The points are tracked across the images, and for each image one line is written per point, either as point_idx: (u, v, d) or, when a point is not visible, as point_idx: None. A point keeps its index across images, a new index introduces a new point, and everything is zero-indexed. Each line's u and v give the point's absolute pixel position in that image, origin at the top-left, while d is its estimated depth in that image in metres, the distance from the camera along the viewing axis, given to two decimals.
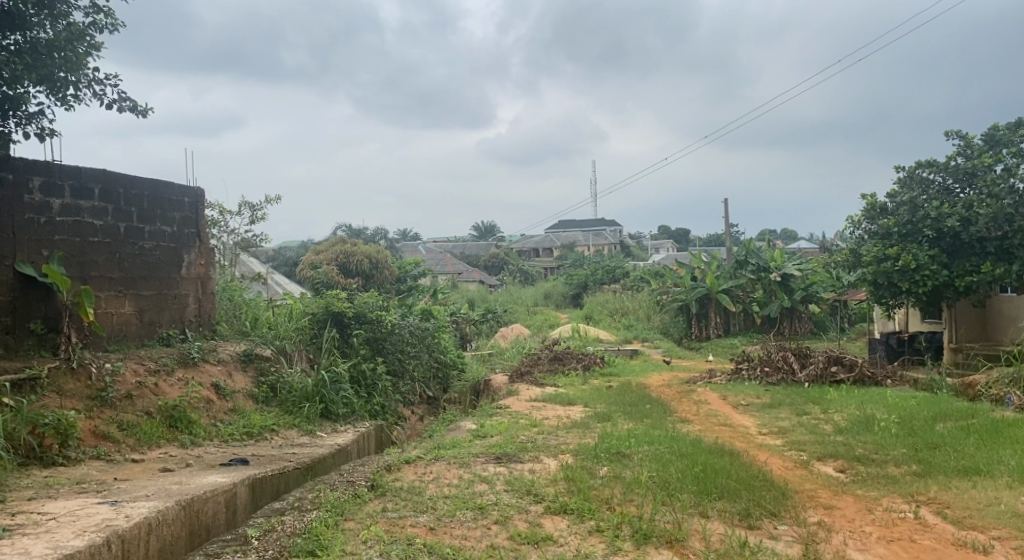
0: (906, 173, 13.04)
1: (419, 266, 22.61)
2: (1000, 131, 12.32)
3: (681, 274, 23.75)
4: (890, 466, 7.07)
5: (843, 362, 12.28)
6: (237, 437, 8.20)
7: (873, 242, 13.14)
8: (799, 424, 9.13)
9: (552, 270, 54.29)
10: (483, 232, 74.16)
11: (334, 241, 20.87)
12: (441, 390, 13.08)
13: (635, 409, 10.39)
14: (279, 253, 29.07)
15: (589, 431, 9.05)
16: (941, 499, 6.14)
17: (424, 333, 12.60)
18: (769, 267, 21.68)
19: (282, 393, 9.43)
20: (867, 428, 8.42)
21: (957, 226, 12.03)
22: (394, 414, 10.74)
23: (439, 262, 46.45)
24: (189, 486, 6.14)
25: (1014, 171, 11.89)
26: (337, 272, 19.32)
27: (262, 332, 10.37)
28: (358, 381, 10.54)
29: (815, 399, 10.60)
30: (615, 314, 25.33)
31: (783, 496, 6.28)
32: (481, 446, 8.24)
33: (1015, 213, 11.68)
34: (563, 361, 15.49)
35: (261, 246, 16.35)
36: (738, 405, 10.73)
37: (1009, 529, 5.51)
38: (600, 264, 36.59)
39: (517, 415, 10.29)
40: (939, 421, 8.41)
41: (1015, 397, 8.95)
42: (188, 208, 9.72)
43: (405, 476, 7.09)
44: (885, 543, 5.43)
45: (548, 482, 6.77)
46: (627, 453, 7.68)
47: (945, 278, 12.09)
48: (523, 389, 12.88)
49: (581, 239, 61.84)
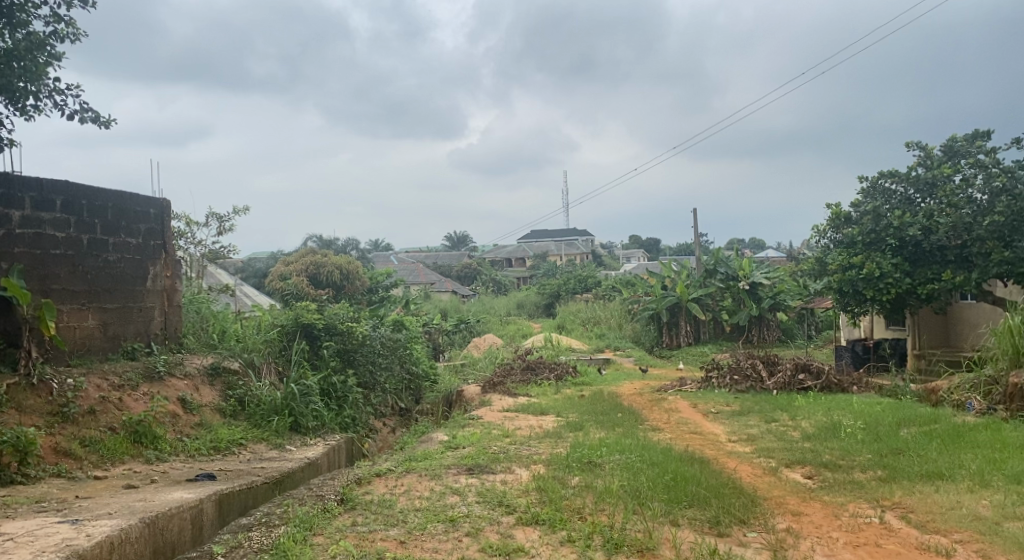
0: (869, 183, 13.31)
1: (391, 277, 22.51)
2: (958, 142, 12.61)
3: (651, 283, 24.01)
4: (856, 471, 7.18)
5: (811, 369, 12.46)
6: (204, 451, 8.09)
7: (839, 251, 13.34)
8: (768, 431, 9.23)
9: (524, 280, 54.40)
10: (456, 241, 73.89)
11: (304, 251, 20.69)
12: (413, 402, 13.05)
13: (607, 419, 10.41)
14: (248, 265, 28.71)
15: (561, 441, 9.07)
16: (906, 504, 6.23)
17: (395, 345, 12.54)
18: (737, 276, 21.92)
19: (250, 407, 9.31)
20: (834, 434, 8.53)
21: (919, 235, 12.28)
22: (365, 426, 10.66)
23: (411, 273, 46.21)
24: (153, 503, 6.03)
25: (971, 181, 12.18)
26: (306, 283, 19.17)
27: (230, 344, 10.20)
28: (327, 394, 10.44)
29: (783, 406, 10.71)
30: (587, 324, 25.44)
31: (752, 503, 6.35)
32: (453, 458, 8.20)
33: (973, 222, 11.96)
34: (535, 371, 15.50)
35: (229, 257, 16.10)
36: (709, 413, 10.82)
37: (971, 533, 5.59)
38: (572, 273, 36.77)
39: (489, 426, 10.26)
40: (903, 426, 8.58)
41: (975, 402, 9.04)
42: (153, 220, 9.58)
43: (375, 490, 7.03)
44: (852, 549, 5.51)
45: (520, 493, 6.75)
46: (598, 462, 7.70)
47: (908, 286, 12.31)
48: (495, 399, 12.85)
49: (554, 249, 62.11)
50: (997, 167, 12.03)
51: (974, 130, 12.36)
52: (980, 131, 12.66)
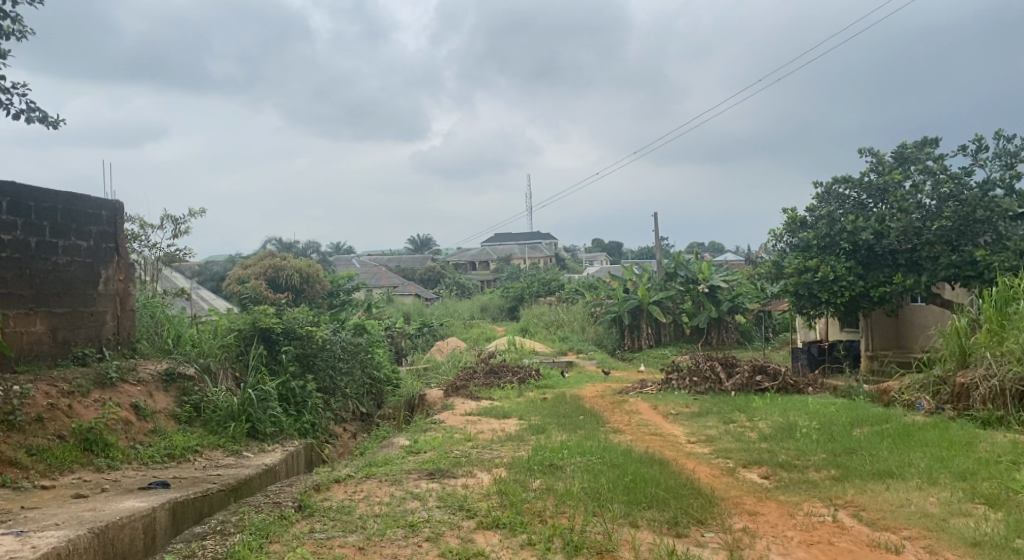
0: (824, 188, 13.58)
1: (352, 280, 22.33)
2: (908, 148, 12.93)
3: (613, 286, 24.20)
4: (811, 471, 7.31)
5: (768, 370, 12.66)
6: (158, 459, 7.93)
7: (795, 255, 13.57)
8: (726, 432, 9.36)
9: (487, 283, 54.37)
10: (419, 244, 73.56)
11: (263, 254, 20.40)
12: (374, 406, 12.96)
13: (569, 421, 10.46)
14: (206, 268, 28.20)
15: (523, 444, 9.09)
16: (858, 502, 6.37)
17: (356, 349, 12.45)
18: (697, 279, 22.20)
19: (206, 414, 9.15)
20: (790, 434, 8.68)
21: (871, 239, 12.56)
22: (325, 432, 10.54)
23: (374, 276, 45.88)
24: (103, 513, 5.90)
25: (921, 187, 12.50)
26: (265, 286, 18.88)
27: (185, 349, 10.00)
28: (286, 400, 10.31)
29: (741, 407, 10.87)
30: (550, 326, 25.51)
31: (710, 503, 6.43)
32: (414, 463, 8.15)
33: (923, 227, 12.29)
34: (498, 374, 15.49)
35: (185, 260, 15.79)
36: (669, 414, 10.93)
37: (919, 530, 5.72)
38: (535, 276, 36.90)
39: (451, 430, 10.23)
40: (855, 426, 8.76)
41: (925, 402, 9.27)
42: (105, 222, 9.36)
43: (334, 496, 6.97)
44: (806, 547, 5.61)
45: (480, 497, 6.74)
46: (560, 465, 7.73)
47: (861, 289, 12.59)
48: (457, 403, 12.82)
49: (518, 251, 62.21)
50: (945, 173, 12.37)
51: (923, 137, 12.69)
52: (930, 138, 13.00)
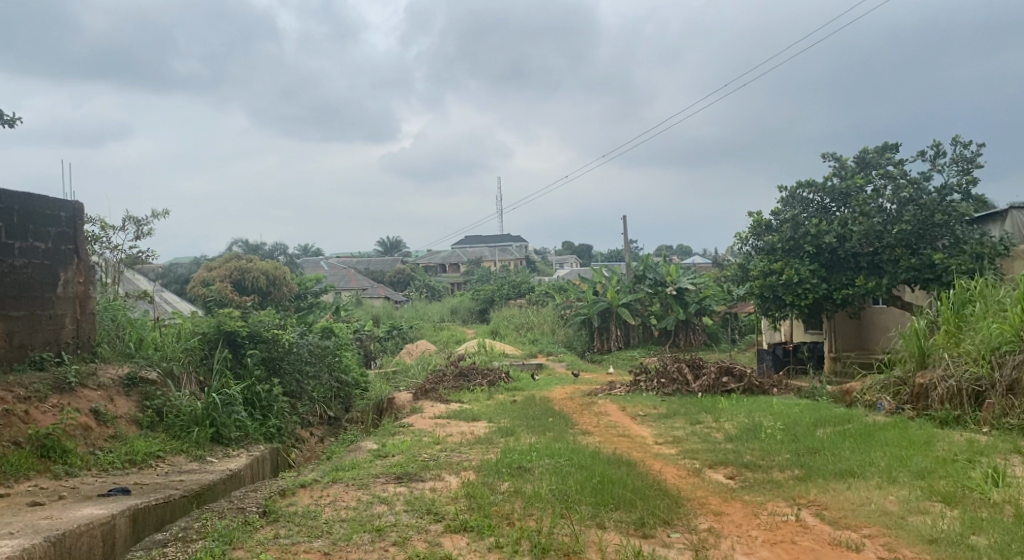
0: (788, 192, 13.78)
1: (320, 282, 22.12)
2: (870, 153, 13.18)
3: (583, 288, 24.32)
4: (775, 471, 7.40)
5: (734, 372, 12.80)
6: (118, 465, 7.79)
7: (760, 257, 13.74)
8: (692, 433, 9.45)
9: (457, 285, 54.25)
10: (388, 246, 73.02)
11: (228, 256, 20.15)
12: (343, 410, 12.85)
13: (538, 423, 10.48)
14: (170, 270, 27.75)
15: (492, 447, 9.08)
16: (820, 501, 6.46)
17: (323, 352, 12.34)
18: (665, 281, 22.40)
19: (169, 418, 9.00)
20: (754, 435, 8.79)
21: (834, 242, 12.76)
22: (291, 436, 10.43)
23: (343, 278, 45.54)
24: (60, 520, 5.78)
25: (882, 192, 12.74)
26: (230, 288, 18.48)
27: (147, 353, 9.82)
28: (251, 404, 10.18)
29: (707, 408, 10.97)
30: (520, 329, 25.52)
31: (676, 504, 6.48)
32: (381, 467, 8.10)
33: (884, 230, 12.52)
34: (467, 377, 15.46)
35: (148, 263, 15.51)
36: (637, 416, 11.01)
37: (879, 528, 5.83)
38: (506, 278, 36.92)
39: (419, 433, 10.19)
40: (818, 426, 8.89)
41: (885, 402, 9.44)
42: (64, 223, 9.19)
43: (299, 501, 6.90)
44: (769, 547, 5.68)
45: (448, 500, 6.72)
46: (528, 467, 7.73)
47: (825, 291, 12.79)
48: (426, 406, 12.77)
49: (488, 254, 62.17)
50: (905, 178, 12.62)
51: (883, 142, 12.94)
52: (890, 143, 13.25)
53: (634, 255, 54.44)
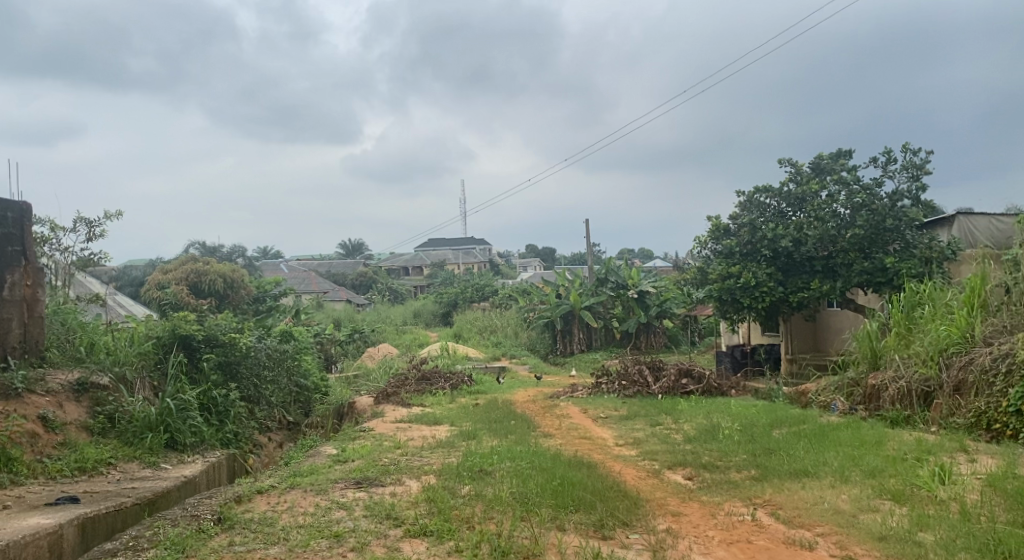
0: (746, 197, 13.98)
1: (280, 285, 21.84)
2: (824, 160, 13.45)
3: (546, 292, 24.42)
4: (732, 471, 7.50)
5: (693, 374, 12.96)
6: (67, 473, 7.60)
7: (719, 261, 13.91)
8: (652, 435, 9.53)
9: (421, 288, 53.98)
10: (351, 248, 72.47)
11: (184, 259, 19.77)
12: (302, 415, 12.70)
13: (500, 426, 10.48)
14: (125, 273, 27.15)
15: (453, 451, 9.05)
16: (775, 501, 6.56)
17: (282, 356, 12.16)
18: (627, 285, 22.57)
19: (121, 424, 8.80)
20: (713, 436, 8.90)
21: (790, 246, 12.98)
22: (248, 441, 10.26)
23: (303, 281, 45.04)
24: (3, 530, 5.64)
25: (836, 197, 13.00)
26: (186, 292, 18.19)
27: (98, 357, 9.57)
28: (207, 409, 10.00)
29: (667, 410, 11.08)
30: (484, 332, 25.50)
31: (635, 505, 6.53)
32: (340, 472, 8.01)
33: (838, 235, 12.77)
34: (430, 381, 15.39)
35: (100, 265, 15.15)
36: (598, 418, 11.07)
37: (831, 526, 5.94)
38: (469, 281, 36.88)
39: (380, 437, 10.11)
40: (774, 427, 9.03)
41: (839, 403, 9.63)
42: (11, 224, 8.95)
43: (256, 507, 6.80)
44: (726, 546, 5.75)
45: (409, 504, 6.68)
46: (488, 471, 7.72)
47: (781, 294, 13.01)
48: (388, 410, 12.68)
49: (452, 257, 62.01)
50: (858, 184, 12.90)
51: (837, 149, 13.21)
52: (844, 150, 13.54)
53: (598, 258, 54.95)
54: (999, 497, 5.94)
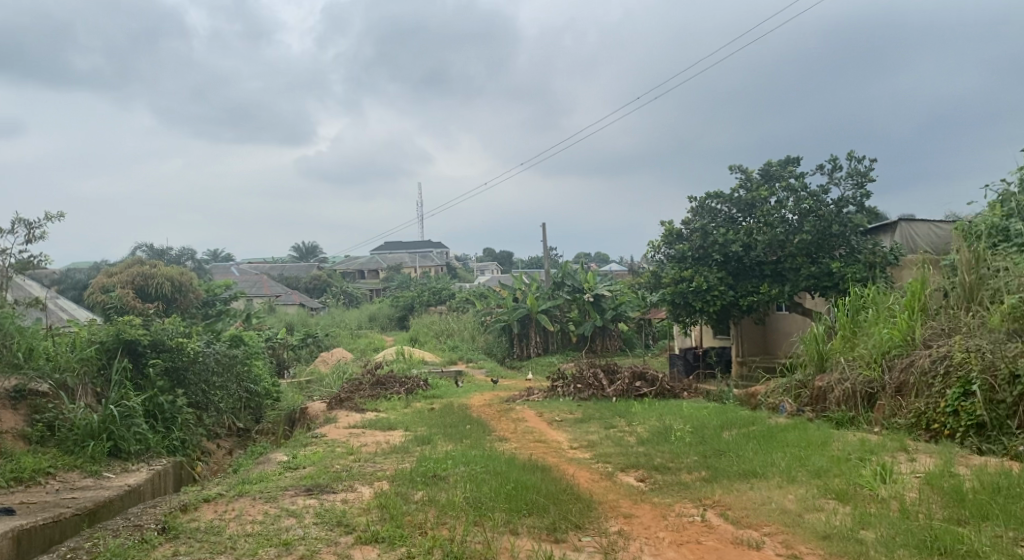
0: (698, 202, 14.18)
1: (231, 289, 21.45)
2: (773, 166, 13.72)
3: (503, 295, 24.53)
4: (683, 473, 7.58)
5: (647, 377, 13.08)
6: (3, 484, 7.34)
7: (671, 265, 14.08)
8: (606, 437, 9.59)
9: (377, 292, 53.54)
10: (304, 251, 71.58)
11: (130, 261, 19.27)
12: (253, 421, 12.48)
13: (455, 431, 10.44)
14: (67, 275, 26.33)
15: (407, 456, 8.98)
16: (725, 502, 6.65)
17: (232, 361, 11.93)
18: (583, 288, 22.64)
19: (61, 432, 8.55)
20: (665, 438, 8.99)
21: (740, 251, 13.20)
22: (196, 448, 10.02)
23: (256, 284, 44.31)
24: None
25: (785, 203, 13.26)
26: (132, 296, 17.75)
27: (37, 363, 9.24)
28: (153, 416, 9.75)
29: (621, 413, 11.16)
30: (440, 336, 25.39)
31: (588, 508, 6.55)
32: (291, 479, 7.88)
33: (786, 240, 13.03)
34: (385, 385, 15.25)
35: (41, 268, 14.67)
36: (553, 421, 11.09)
37: (778, 526, 6.04)
38: (426, 285, 36.74)
39: (332, 443, 9.99)
40: (725, 428, 9.16)
41: (787, 405, 9.78)
42: None
43: (202, 516, 6.64)
44: (676, 547, 5.80)
45: (360, 511, 6.60)
46: (442, 476, 7.68)
47: (732, 298, 13.21)
48: (341, 415, 12.53)
49: (408, 260, 61.68)
50: (805, 190, 13.19)
51: (786, 156, 13.49)
52: (792, 157, 13.83)
53: (554, 262, 55.46)
54: (937, 494, 6.11)
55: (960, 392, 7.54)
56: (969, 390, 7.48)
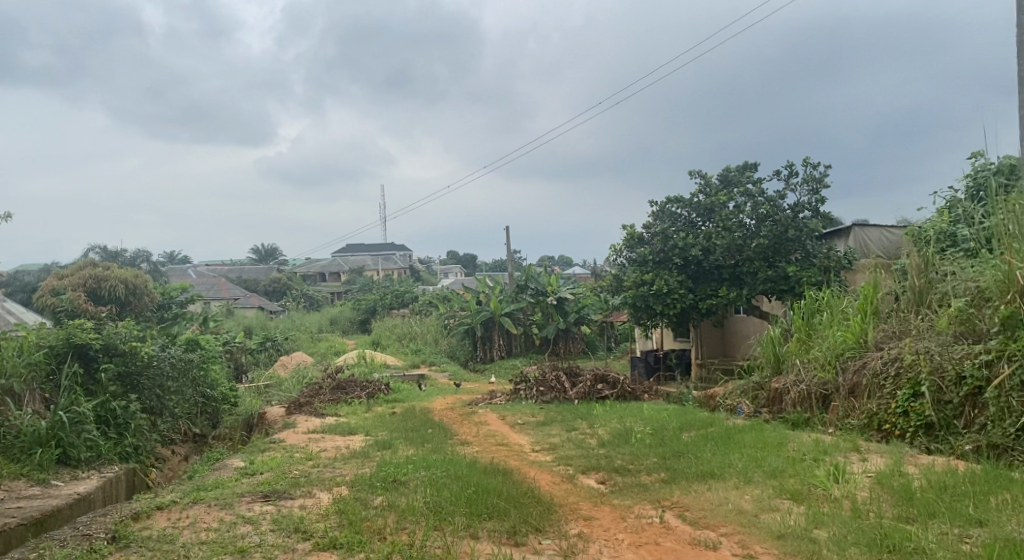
0: (659, 207, 14.30)
1: (187, 292, 21.05)
2: (732, 172, 13.91)
3: (466, 298, 24.49)
4: (642, 475, 7.63)
5: (608, 379, 13.15)
6: None
7: (632, 268, 14.18)
8: (568, 440, 9.61)
9: (338, 294, 53.00)
10: (264, 254, 70.63)
11: (82, 263, 18.79)
12: (209, 426, 12.25)
13: (416, 435, 10.36)
14: (15, 277, 25.60)
15: (367, 461, 8.89)
16: (683, 503, 6.71)
17: (187, 365, 11.69)
18: (546, 291, 22.75)
19: (7, 440, 8.30)
20: (626, 440, 9.04)
21: (700, 255, 13.35)
22: (150, 455, 9.80)
23: (214, 287, 43.57)
24: None
25: (742, 208, 13.46)
26: (84, 299, 17.30)
27: None
28: (105, 422, 9.51)
29: (583, 415, 11.19)
30: (403, 339, 25.22)
31: (548, 511, 6.55)
32: (247, 485, 7.75)
33: (744, 244, 13.22)
34: (345, 390, 15.09)
35: None
36: (515, 424, 11.08)
37: (734, 526, 6.11)
38: (389, 288, 36.49)
39: (291, 448, 9.85)
40: (684, 430, 9.25)
41: (745, 406, 9.92)
42: None
43: (155, 524, 6.50)
44: (635, 549, 5.83)
45: (318, 517, 6.51)
46: (403, 480, 7.61)
47: (691, 301, 13.35)
48: (300, 420, 12.36)
49: (370, 263, 61.18)
50: (762, 196, 13.40)
51: (744, 162, 13.70)
52: (750, 163, 14.05)
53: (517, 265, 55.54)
54: (887, 493, 6.23)
55: (910, 394, 7.72)
56: (918, 391, 7.66)
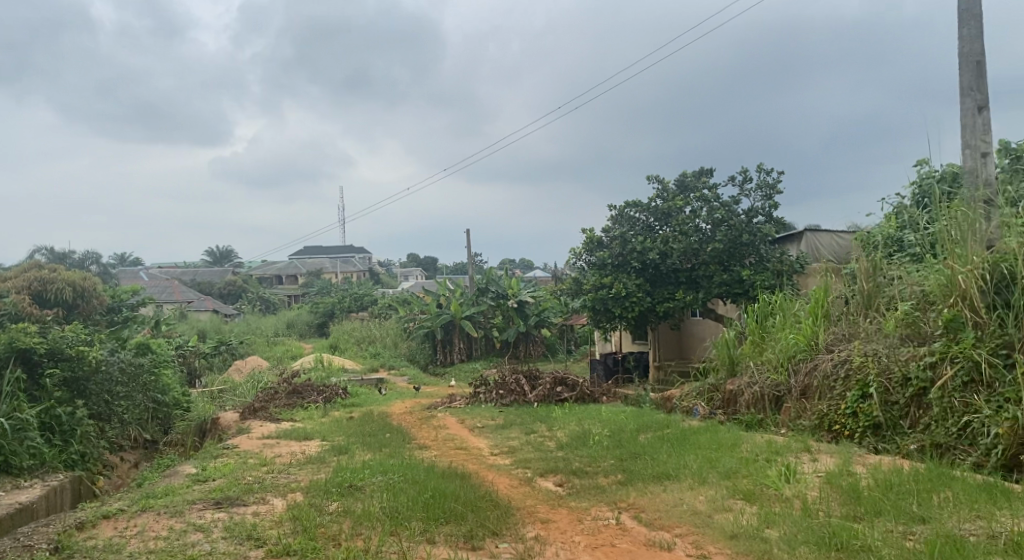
0: (617, 211, 14.40)
1: (138, 295, 20.56)
2: (688, 177, 14.07)
3: (427, 302, 24.38)
4: (599, 477, 7.65)
5: (567, 382, 13.18)
6: None
7: (591, 272, 14.24)
8: (527, 442, 9.61)
9: (296, 298, 52.30)
10: (219, 256, 69.45)
11: (28, 265, 18.23)
12: (160, 433, 11.97)
13: (374, 439, 10.26)
14: None
15: (324, 466, 8.77)
16: (639, 504, 6.74)
17: (138, 370, 11.40)
18: (506, 294, 22.69)
19: None
20: (583, 442, 9.07)
21: (657, 258, 13.47)
22: (97, 462, 9.53)
23: (167, 290, 42.68)
24: None
25: (699, 213, 13.62)
26: (30, 302, 16.78)
27: None
28: (50, 428, 9.22)
29: (542, 418, 11.20)
30: (361, 343, 24.99)
31: (505, 514, 6.53)
32: (199, 492, 7.58)
33: (700, 248, 13.38)
34: (302, 394, 14.88)
35: None
36: (474, 427, 11.04)
37: (689, 527, 6.16)
38: (348, 291, 36.13)
39: (245, 454, 9.68)
40: (641, 432, 9.31)
41: (701, 407, 10.03)
42: None
43: (101, 534, 6.31)
44: (591, 551, 5.85)
45: (271, 523, 6.40)
46: (359, 486, 7.52)
47: (649, 304, 13.46)
48: (255, 426, 12.15)
49: (329, 265, 60.54)
50: (718, 200, 13.58)
51: (700, 167, 13.87)
52: (706, 168, 14.23)
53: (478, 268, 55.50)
54: (836, 493, 6.34)
55: (859, 394, 7.88)
56: (866, 392, 7.82)
